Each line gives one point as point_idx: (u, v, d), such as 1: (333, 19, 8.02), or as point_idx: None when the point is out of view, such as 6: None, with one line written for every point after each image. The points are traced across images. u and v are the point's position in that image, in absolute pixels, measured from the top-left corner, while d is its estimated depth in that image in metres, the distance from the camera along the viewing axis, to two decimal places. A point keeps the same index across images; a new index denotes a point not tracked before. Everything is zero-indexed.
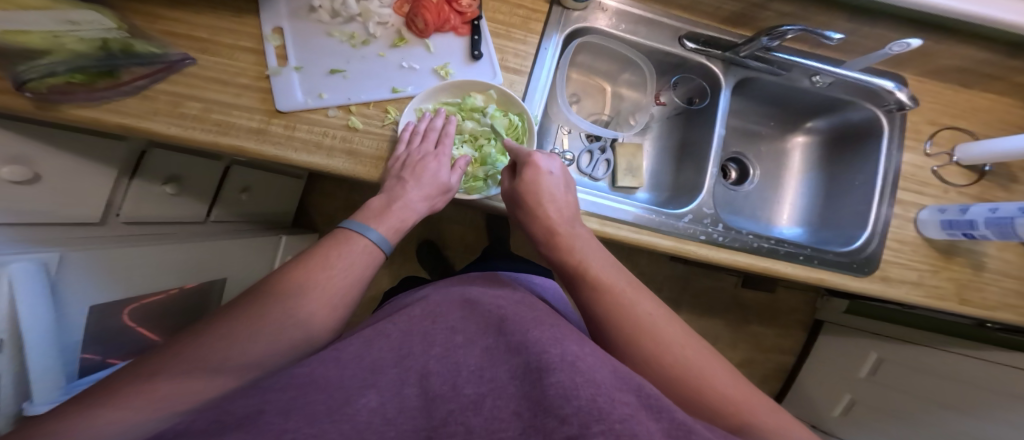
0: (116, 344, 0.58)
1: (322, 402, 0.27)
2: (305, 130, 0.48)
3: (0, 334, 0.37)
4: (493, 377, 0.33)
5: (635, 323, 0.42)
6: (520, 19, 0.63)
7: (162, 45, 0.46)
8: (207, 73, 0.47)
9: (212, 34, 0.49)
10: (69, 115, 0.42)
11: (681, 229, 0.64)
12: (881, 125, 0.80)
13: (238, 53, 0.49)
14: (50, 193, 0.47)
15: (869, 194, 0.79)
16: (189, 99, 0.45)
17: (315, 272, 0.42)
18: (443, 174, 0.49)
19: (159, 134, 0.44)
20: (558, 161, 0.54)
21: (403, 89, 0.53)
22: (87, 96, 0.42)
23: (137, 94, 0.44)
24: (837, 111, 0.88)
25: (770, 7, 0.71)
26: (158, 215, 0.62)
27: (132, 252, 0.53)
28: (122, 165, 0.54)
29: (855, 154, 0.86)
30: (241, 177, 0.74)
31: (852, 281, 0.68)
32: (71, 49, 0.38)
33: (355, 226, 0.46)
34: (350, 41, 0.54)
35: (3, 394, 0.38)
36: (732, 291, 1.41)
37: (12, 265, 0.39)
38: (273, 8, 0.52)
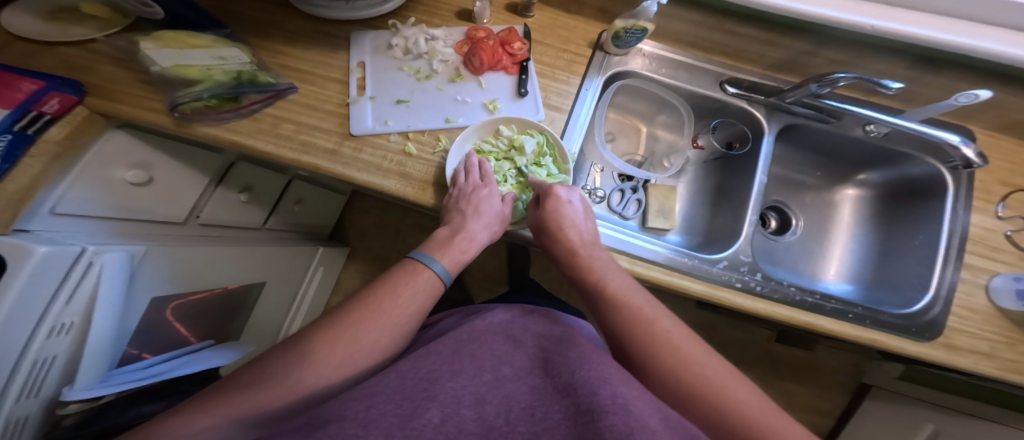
0: (159, 338, 0.61)
1: (393, 413, 0.29)
2: (369, 153, 0.52)
3: (76, 319, 0.42)
4: (545, 417, 0.31)
5: (677, 358, 0.41)
6: (565, 62, 0.67)
7: (276, 77, 0.54)
8: (304, 101, 0.53)
9: (313, 68, 0.56)
10: (197, 131, 0.49)
11: (716, 276, 0.62)
12: (944, 181, 0.77)
13: (329, 83, 0.56)
14: (152, 195, 0.55)
15: (931, 256, 0.74)
16: (286, 122, 0.52)
17: (383, 300, 0.44)
18: (494, 202, 0.51)
19: (258, 150, 0.50)
20: (579, 193, 0.54)
21: (455, 119, 0.57)
22: (215, 118, 0.50)
23: (249, 116, 0.51)
24: (894, 164, 0.85)
25: (820, 54, 0.71)
26: (229, 219, 0.69)
27: (196, 252, 0.59)
28: (213, 173, 0.63)
29: (916, 212, 0.82)
30: (297, 191, 0.81)
31: (913, 345, 0.62)
32: (214, 79, 0.49)
33: (420, 257, 0.48)
34: (415, 75, 0.59)
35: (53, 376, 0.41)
36: (765, 345, 1.33)
37: (108, 255, 0.45)
38: (359, 44, 0.59)
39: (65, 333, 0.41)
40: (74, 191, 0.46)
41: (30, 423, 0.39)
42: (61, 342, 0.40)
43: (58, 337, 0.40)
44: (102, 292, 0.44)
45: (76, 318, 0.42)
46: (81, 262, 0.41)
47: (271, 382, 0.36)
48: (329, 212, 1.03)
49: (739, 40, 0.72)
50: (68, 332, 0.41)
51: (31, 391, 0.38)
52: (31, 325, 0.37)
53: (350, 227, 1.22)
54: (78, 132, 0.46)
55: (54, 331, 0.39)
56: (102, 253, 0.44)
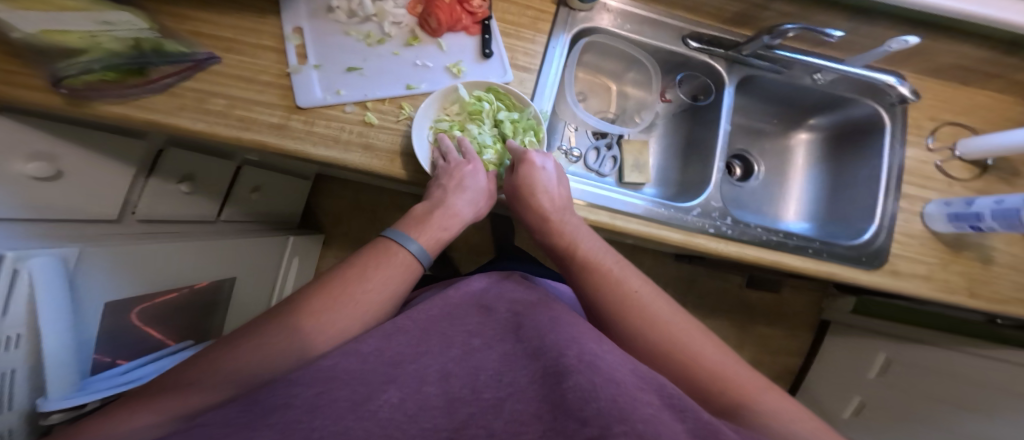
0: (125, 344, 0.56)
1: (346, 397, 0.27)
2: (324, 126, 0.48)
3: (20, 331, 0.37)
4: (512, 382, 0.33)
5: (634, 311, 0.45)
6: (529, 19, 0.63)
7: (189, 45, 0.47)
8: (231, 71, 0.47)
9: (238, 35, 0.49)
10: (102, 112, 0.41)
11: (690, 223, 0.64)
12: (881, 120, 0.81)
13: (260, 52, 0.49)
14: (71, 190, 0.46)
15: (874, 189, 0.79)
16: (214, 95, 0.45)
17: (349, 287, 0.40)
18: (478, 177, 0.50)
19: (184, 129, 0.43)
20: (552, 159, 0.53)
21: (417, 85, 0.54)
22: (118, 94, 0.42)
23: (164, 92, 0.44)
24: (837, 108, 0.89)
25: (770, 7, 0.72)
26: (170, 213, 0.61)
27: (151, 248, 0.53)
28: (140, 164, 0.53)
29: (857, 151, 0.87)
30: (251, 177, 0.74)
31: (864, 274, 0.68)
32: (105, 48, 0.39)
33: (397, 236, 0.46)
34: (366, 40, 0.54)
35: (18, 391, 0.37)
36: (738, 292, 1.41)
37: (34, 260, 0.38)
38: (293, 9, 0.53)
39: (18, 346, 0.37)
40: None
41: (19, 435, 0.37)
42: (15, 356, 0.36)
43: (11, 350, 0.36)
44: (43, 298, 0.39)
45: (23, 330, 0.37)
46: (4, 270, 0.36)
47: (217, 380, 0.32)
48: (290, 199, 0.96)
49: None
50: (19, 344, 0.37)
51: None
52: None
53: (320, 213, 1.16)
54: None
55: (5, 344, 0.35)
56: (27, 257, 0.38)
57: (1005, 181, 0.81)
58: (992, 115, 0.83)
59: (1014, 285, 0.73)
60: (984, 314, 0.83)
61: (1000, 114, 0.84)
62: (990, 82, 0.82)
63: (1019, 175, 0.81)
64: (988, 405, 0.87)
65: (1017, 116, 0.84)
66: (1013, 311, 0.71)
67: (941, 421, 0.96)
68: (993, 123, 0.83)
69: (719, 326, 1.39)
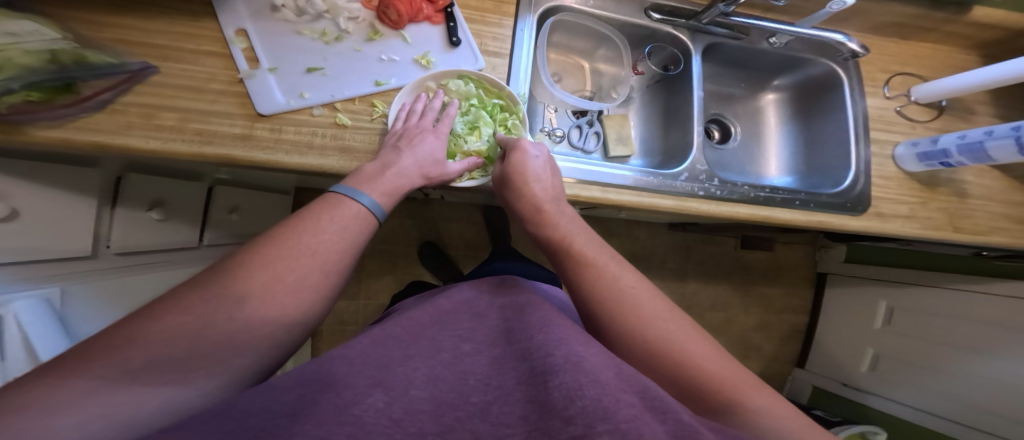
0: None
1: (328, 403, 0.25)
2: (292, 132, 0.46)
3: (23, 368, 0.36)
4: (500, 385, 0.31)
5: (618, 302, 0.41)
6: (492, 3, 0.62)
7: (120, 55, 0.43)
8: (176, 81, 0.44)
9: (174, 42, 0.46)
10: (38, 138, 0.38)
11: (680, 188, 0.64)
12: (839, 76, 0.83)
13: (204, 58, 0.46)
14: (37, 228, 0.42)
15: (843, 139, 0.81)
16: (163, 109, 0.42)
17: (301, 238, 0.37)
18: (433, 144, 0.48)
19: (139, 149, 0.41)
20: (546, 149, 0.51)
21: (386, 81, 0.52)
22: (51, 115, 0.38)
23: (104, 109, 0.41)
24: (796, 68, 0.90)
25: None
26: (147, 244, 0.57)
27: (116, 283, 0.53)
28: (101, 193, 0.50)
29: (821, 105, 0.89)
30: (227, 197, 0.71)
31: (851, 220, 0.70)
32: (19, 64, 0.34)
33: (345, 191, 0.42)
34: (322, 38, 0.51)
35: None
36: (732, 254, 1.43)
37: (16, 302, 0.39)
38: (232, 9, 0.49)
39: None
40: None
41: None
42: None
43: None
44: (34, 336, 0.37)
45: (28, 371, 0.37)
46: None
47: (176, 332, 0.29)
48: (273, 216, 0.92)
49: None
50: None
51: None
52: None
53: None
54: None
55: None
56: (9, 301, 0.38)
57: (963, 119, 0.84)
58: (937, 64, 0.86)
59: (989, 215, 0.76)
60: (971, 249, 0.90)
61: (946, 63, 0.87)
62: (927, 35, 0.84)
63: (974, 113, 0.85)
64: (991, 343, 0.90)
65: (961, 61, 0.88)
66: (994, 240, 0.74)
67: (944, 364, 0.99)
68: (940, 71, 0.86)
69: (720, 289, 1.42)
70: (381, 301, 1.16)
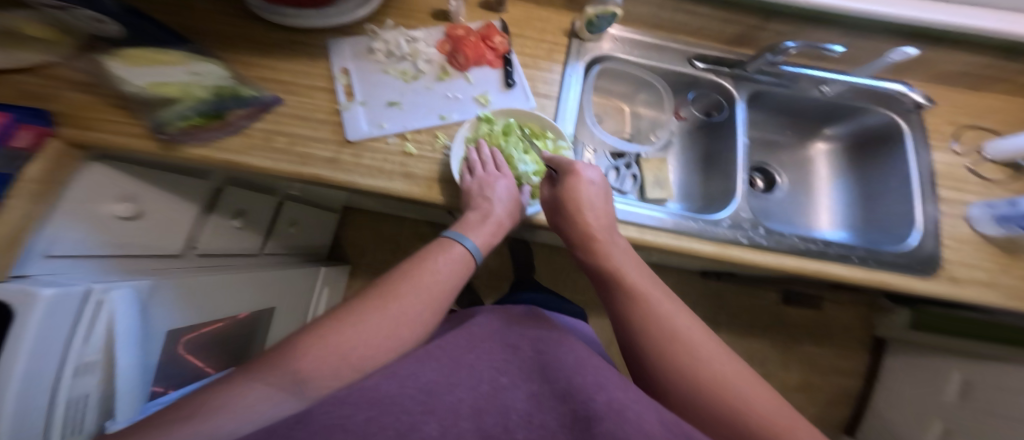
0: (174, 374, 0.56)
1: (391, 425, 0.27)
2: (370, 158, 0.51)
3: (97, 355, 0.38)
4: (541, 423, 0.32)
5: (656, 324, 0.43)
6: (546, 51, 0.67)
7: (258, 89, 0.51)
8: (295, 111, 0.52)
9: (295, 77, 0.54)
10: (191, 155, 0.46)
11: (721, 235, 0.63)
12: (898, 128, 0.80)
13: (315, 92, 0.54)
14: (145, 229, 0.50)
15: (907, 194, 0.76)
16: (279, 134, 0.49)
17: (422, 276, 0.42)
18: (512, 189, 0.52)
19: (257, 167, 0.47)
20: (598, 171, 0.54)
21: (449, 116, 0.57)
22: (204, 137, 0.47)
23: (240, 133, 0.48)
24: (851, 117, 0.87)
25: (769, 27, 0.74)
26: (226, 247, 0.64)
27: (205, 280, 0.55)
28: (203, 200, 0.58)
29: (877, 159, 0.85)
30: (291, 212, 0.79)
31: (915, 281, 0.64)
32: (196, 96, 0.46)
33: (452, 234, 0.47)
34: (402, 77, 0.58)
35: (88, 415, 0.37)
36: (774, 308, 1.35)
37: (113, 291, 0.41)
38: (340, 51, 0.58)
39: (91, 372, 0.38)
40: (60, 234, 0.42)
41: None
42: (91, 382, 0.38)
43: (85, 376, 0.37)
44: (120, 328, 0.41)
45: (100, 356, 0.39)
46: (90, 303, 0.38)
47: (326, 355, 0.34)
48: (322, 230, 1.00)
49: (694, 20, 0.75)
50: (92, 371, 0.38)
51: (68, 430, 0.35)
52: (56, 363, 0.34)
53: (348, 244, 1.19)
54: (55, 169, 0.41)
55: (78, 369, 0.36)
56: (109, 289, 0.40)
57: None
58: (1010, 117, 0.81)
59: None
60: None
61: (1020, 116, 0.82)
62: (996, 85, 0.81)
63: None
64: None
65: None
66: None
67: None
68: (1013, 125, 0.81)
69: (761, 344, 1.32)
70: None
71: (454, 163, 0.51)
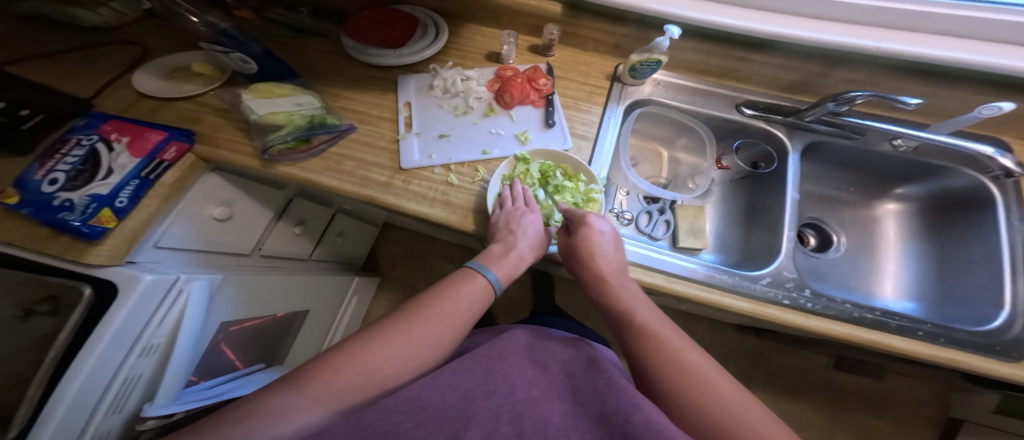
0: (210, 364, 0.60)
1: (438, 431, 0.30)
2: (417, 185, 0.56)
3: (162, 338, 0.43)
4: (577, 438, 0.32)
5: (682, 366, 0.41)
6: (586, 93, 0.71)
7: (338, 117, 0.59)
8: (361, 139, 0.58)
9: (369, 109, 0.62)
10: (280, 172, 0.54)
11: (760, 292, 0.61)
12: (990, 192, 0.73)
13: (381, 122, 0.61)
14: (231, 230, 0.59)
15: (996, 270, 0.68)
16: (347, 159, 0.56)
17: (445, 303, 0.44)
18: (539, 224, 0.53)
19: (324, 185, 0.54)
20: (610, 223, 0.55)
21: (491, 151, 0.61)
22: (292, 159, 0.54)
23: (320, 155, 0.55)
24: (931, 177, 0.82)
25: (832, 74, 0.73)
26: (284, 249, 0.72)
27: (262, 281, 0.61)
28: (276, 209, 0.66)
29: (962, 227, 0.78)
30: (340, 225, 0.86)
31: (1000, 366, 0.55)
32: (295, 123, 0.54)
33: (476, 265, 0.49)
34: (454, 112, 0.64)
35: (133, 395, 0.41)
36: (821, 373, 1.23)
37: (194, 281, 0.48)
38: (405, 86, 0.65)
39: (150, 353, 0.42)
40: (173, 226, 0.50)
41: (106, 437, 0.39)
42: (146, 363, 0.42)
43: (146, 356, 0.41)
44: (189, 314, 0.46)
45: (164, 339, 0.44)
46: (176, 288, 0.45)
47: (353, 371, 0.36)
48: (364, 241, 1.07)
49: (750, 65, 0.76)
50: (154, 352, 0.43)
51: (114, 408, 0.39)
52: (128, 343, 0.39)
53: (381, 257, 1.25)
54: (185, 175, 0.51)
55: (144, 349, 0.41)
56: (191, 280, 0.47)
57: None
58: None
59: None
60: None
61: None
62: None
63: None
64: None
65: None
66: None
67: None
68: None
69: (805, 413, 1.19)
70: None
71: (489, 197, 0.54)
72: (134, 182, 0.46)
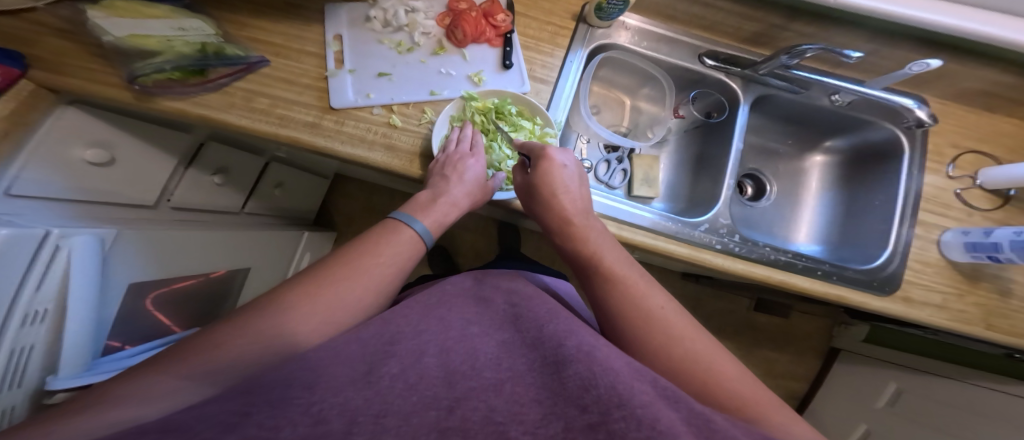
0: (136, 331, 0.56)
1: (346, 374, 0.27)
2: (352, 126, 0.51)
3: (47, 304, 0.39)
4: (511, 367, 0.31)
5: (625, 293, 0.44)
6: (549, 34, 0.66)
7: (245, 48, 0.51)
8: (278, 74, 0.51)
9: (286, 41, 0.53)
10: (160, 106, 0.46)
11: (698, 238, 0.65)
12: (901, 145, 0.79)
13: (304, 57, 0.53)
14: (117, 177, 0.51)
15: (889, 217, 0.76)
16: (260, 95, 0.49)
17: (363, 258, 0.42)
18: (477, 170, 0.51)
19: (231, 125, 0.47)
20: (572, 155, 0.53)
21: (440, 92, 0.56)
22: (181, 91, 0.47)
23: (218, 90, 0.48)
24: (855, 131, 0.87)
25: (790, 28, 0.72)
26: (199, 201, 0.65)
27: (172, 236, 0.54)
28: (182, 154, 0.59)
29: (872, 177, 0.85)
30: (276, 174, 0.78)
31: (873, 299, 0.65)
32: (176, 51, 0.45)
33: (402, 217, 0.47)
34: (397, 48, 0.57)
35: (31, 367, 0.38)
36: (744, 314, 1.39)
37: (77, 237, 0.41)
38: (335, 17, 0.56)
39: (37, 323, 0.38)
40: (29, 167, 0.42)
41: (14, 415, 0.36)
42: (36, 333, 0.38)
43: (33, 325, 0.37)
44: (76, 278, 0.40)
45: (51, 305, 0.39)
46: (47, 245, 0.39)
47: (248, 340, 0.32)
48: (311, 196, 0.99)
49: (715, 13, 0.73)
50: (43, 320, 0.39)
51: (9, 382, 0.35)
52: (3, 308, 0.34)
53: (335, 212, 1.19)
54: (23, 106, 0.41)
55: (27, 319, 0.37)
56: (70, 235, 0.41)
57: None
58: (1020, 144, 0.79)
59: None
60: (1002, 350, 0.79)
61: None
62: (1014, 110, 0.78)
63: None
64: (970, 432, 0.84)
65: None
66: None
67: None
68: (1020, 152, 0.78)
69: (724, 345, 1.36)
70: None
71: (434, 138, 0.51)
72: None
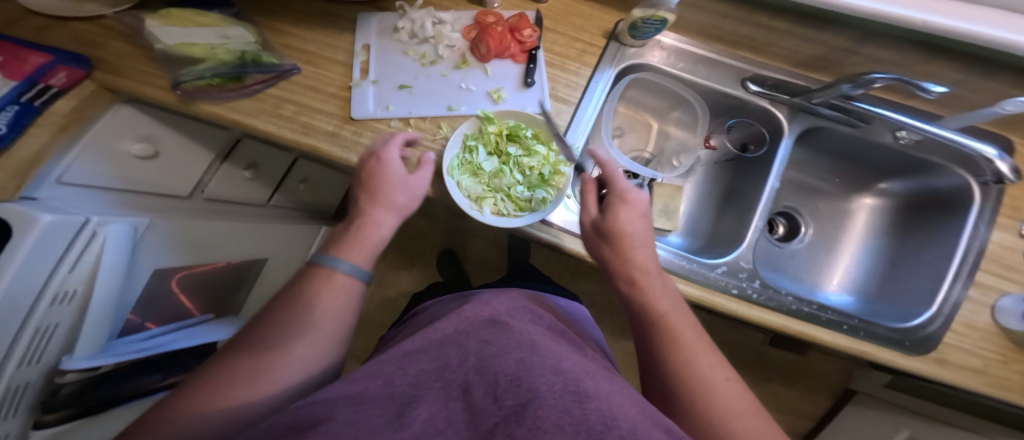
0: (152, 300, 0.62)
1: (377, 415, 0.26)
2: (369, 137, 0.52)
3: (79, 285, 0.43)
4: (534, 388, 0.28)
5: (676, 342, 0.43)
6: (577, 51, 0.66)
7: (279, 57, 0.54)
8: (306, 82, 0.54)
9: (317, 49, 0.56)
10: (201, 110, 0.51)
11: (713, 280, 0.62)
12: (971, 196, 0.71)
13: (333, 65, 0.56)
14: (152, 170, 0.59)
15: (942, 273, 0.68)
16: (287, 102, 0.52)
17: (298, 315, 0.41)
18: (400, 177, 0.48)
19: (258, 129, 0.51)
20: (645, 195, 0.51)
21: (458, 108, 0.57)
22: (215, 96, 0.51)
23: (251, 96, 0.52)
24: (920, 174, 0.79)
25: (860, 50, 0.66)
26: (229, 195, 0.73)
27: (201, 226, 0.60)
28: (218, 151, 0.67)
29: (926, 230, 0.78)
30: (303, 169, 0.83)
31: (902, 358, 0.58)
32: (218, 58, 0.51)
33: (325, 261, 0.45)
34: (420, 60, 0.59)
35: (57, 342, 0.44)
36: (758, 349, 1.32)
37: (112, 226, 0.46)
38: (366, 26, 0.59)
39: (65, 300, 0.42)
40: (78, 162, 0.48)
41: (28, 390, 0.42)
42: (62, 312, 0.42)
43: (62, 303, 0.42)
44: (103, 268, 0.45)
45: (81, 285, 0.44)
46: (86, 231, 0.43)
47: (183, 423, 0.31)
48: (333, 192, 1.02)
49: (771, 34, 0.69)
50: (71, 301, 0.43)
51: (31, 359, 0.40)
52: (37, 289, 0.38)
53: None
54: (82, 105, 0.48)
55: (58, 298, 0.41)
56: (106, 224, 0.45)
57: None
58: None
59: None
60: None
61: None
62: None
63: None
64: None
65: None
66: None
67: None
68: None
69: None
70: (389, 294, 1.24)
71: (445, 157, 0.52)
72: (13, 107, 0.42)
